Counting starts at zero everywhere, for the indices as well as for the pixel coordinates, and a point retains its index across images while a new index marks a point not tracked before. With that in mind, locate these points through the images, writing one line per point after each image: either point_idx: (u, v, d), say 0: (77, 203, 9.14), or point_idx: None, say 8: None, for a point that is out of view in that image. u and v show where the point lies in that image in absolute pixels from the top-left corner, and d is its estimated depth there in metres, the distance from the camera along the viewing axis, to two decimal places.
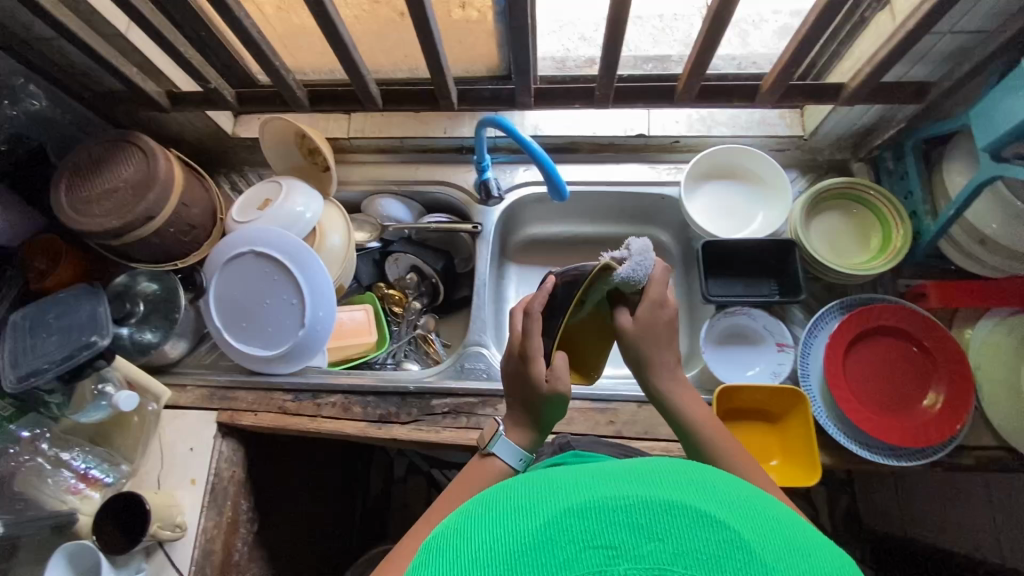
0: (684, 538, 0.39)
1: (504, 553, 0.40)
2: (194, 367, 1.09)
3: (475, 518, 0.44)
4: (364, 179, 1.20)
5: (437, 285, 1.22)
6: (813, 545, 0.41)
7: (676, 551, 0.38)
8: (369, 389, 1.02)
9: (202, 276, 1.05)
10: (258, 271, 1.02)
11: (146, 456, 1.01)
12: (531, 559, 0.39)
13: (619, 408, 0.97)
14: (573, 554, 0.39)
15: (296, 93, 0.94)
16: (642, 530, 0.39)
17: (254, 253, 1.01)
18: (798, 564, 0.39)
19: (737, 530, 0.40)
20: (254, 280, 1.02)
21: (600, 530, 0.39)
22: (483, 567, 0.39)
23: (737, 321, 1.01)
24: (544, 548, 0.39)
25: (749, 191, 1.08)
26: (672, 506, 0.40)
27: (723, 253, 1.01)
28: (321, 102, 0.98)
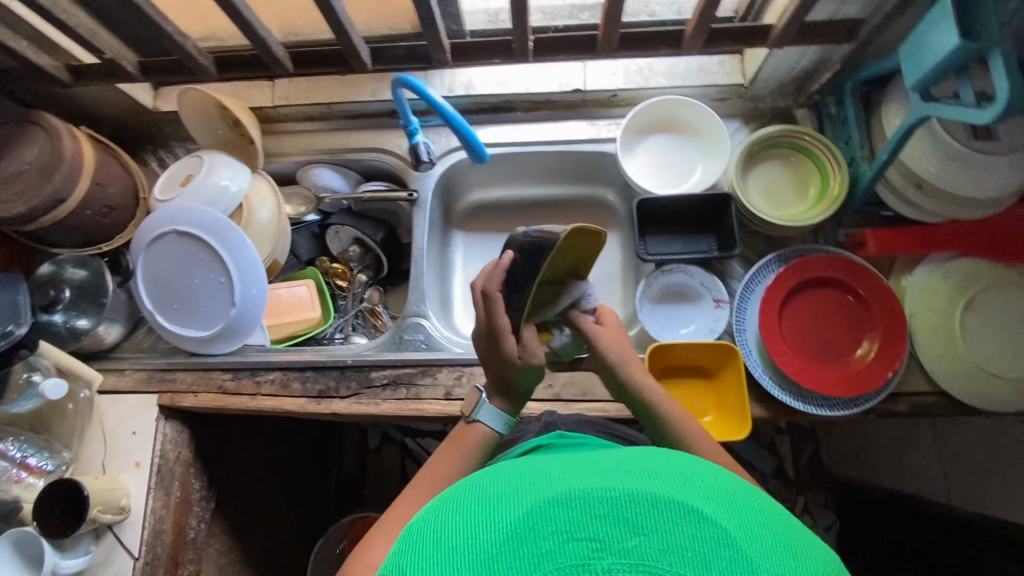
0: (672, 533, 0.38)
1: (485, 542, 0.40)
2: (132, 352, 1.07)
3: (463, 505, 0.44)
4: (295, 149, 1.16)
5: (380, 258, 1.20)
6: (804, 544, 0.40)
7: (662, 547, 0.37)
8: (307, 364, 1.01)
9: (130, 259, 1.03)
10: (185, 250, 0.99)
11: (88, 441, 1.01)
12: (512, 549, 0.39)
13: (557, 372, 0.97)
14: (555, 545, 0.38)
15: (201, 62, 0.90)
16: (631, 524, 0.39)
17: (179, 231, 0.99)
18: (785, 563, 0.38)
19: (725, 527, 0.39)
20: (181, 259, 1.00)
21: (583, 522, 0.39)
22: (464, 555, 0.39)
23: (675, 279, 0.99)
24: (526, 538, 0.39)
25: (690, 144, 1.05)
26: (659, 500, 0.40)
27: (659, 210, 0.98)
28: (230, 70, 0.94)
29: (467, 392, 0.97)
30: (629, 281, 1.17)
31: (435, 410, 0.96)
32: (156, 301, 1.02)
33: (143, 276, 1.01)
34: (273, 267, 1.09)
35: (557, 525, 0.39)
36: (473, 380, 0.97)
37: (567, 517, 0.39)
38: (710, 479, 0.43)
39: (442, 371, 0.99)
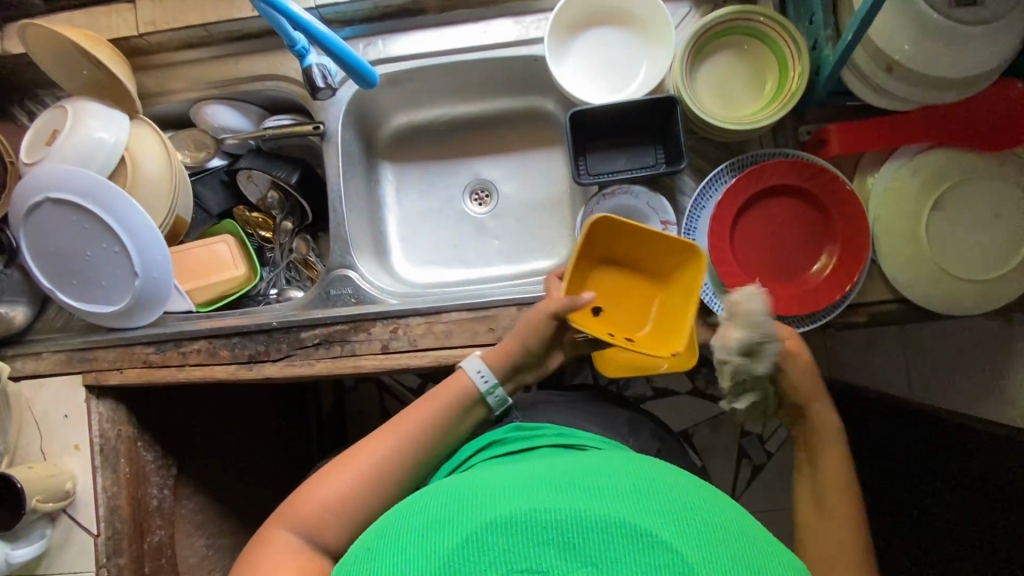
0: (611, 556, 0.43)
1: (435, 559, 0.44)
2: (47, 332, 1.00)
3: (415, 522, 0.49)
4: (184, 85, 1.02)
5: (301, 202, 1.09)
6: (739, 550, 0.45)
7: (604, 570, 0.42)
8: (232, 330, 0.94)
9: (12, 233, 0.92)
10: (70, 219, 0.88)
11: (23, 429, 0.97)
12: (460, 567, 0.43)
13: (498, 314, 0.90)
14: (500, 569, 0.43)
15: None
16: (576, 550, 0.43)
17: (55, 198, 0.87)
18: (720, 568, 0.43)
19: (667, 545, 0.44)
20: (67, 229, 0.89)
21: (523, 545, 0.44)
22: (415, 570, 0.44)
23: (619, 202, 0.89)
24: (474, 556, 0.44)
25: (629, 40, 0.90)
26: (597, 521, 0.44)
27: (595, 123, 0.86)
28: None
29: (404, 344, 0.91)
30: (578, 203, 1.07)
31: (373, 366, 0.91)
32: (51, 277, 0.92)
33: (31, 250, 0.90)
34: (178, 225, 0.98)
35: (499, 548, 0.43)
36: (409, 331, 0.91)
37: (508, 542, 0.44)
38: (647, 491, 0.48)
39: (376, 324, 0.92)
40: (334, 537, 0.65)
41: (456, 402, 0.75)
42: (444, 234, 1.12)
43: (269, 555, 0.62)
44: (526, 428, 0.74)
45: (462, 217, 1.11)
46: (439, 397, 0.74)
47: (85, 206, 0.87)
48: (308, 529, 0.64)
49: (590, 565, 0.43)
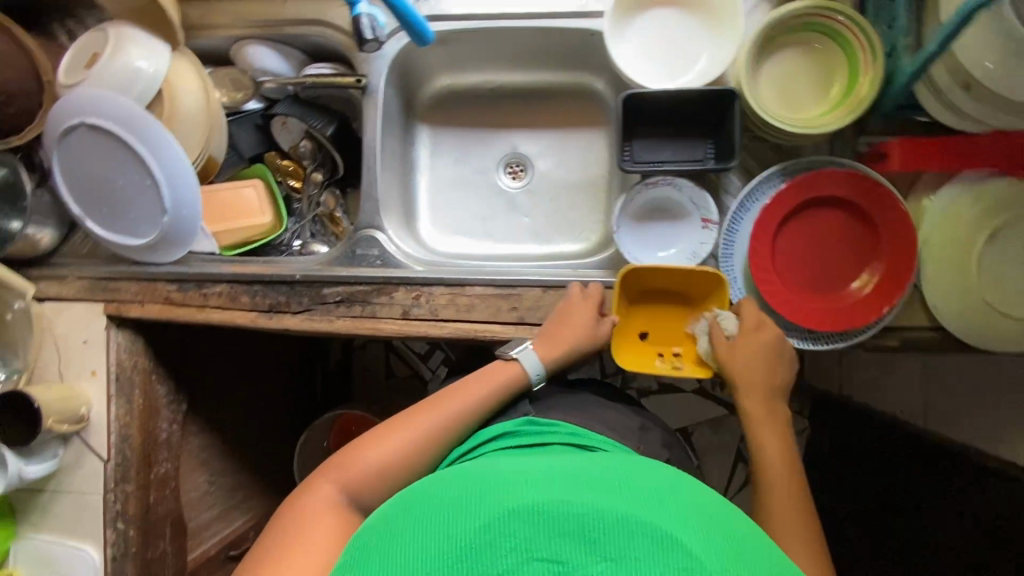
0: (631, 556, 0.42)
1: (452, 544, 0.45)
2: (72, 258, 1.00)
3: (434, 504, 0.49)
4: (230, 20, 0.99)
5: (334, 155, 1.07)
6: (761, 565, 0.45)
7: (623, 568, 0.42)
8: (256, 278, 0.94)
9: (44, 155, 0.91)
10: (105, 147, 0.87)
11: (42, 349, 0.99)
12: (477, 555, 0.44)
13: (523, 293, 0.89)
14: (516, 559, 0.43)
15: None
16: (595, 546, 0.43)
17: (91, 125, 0.86)
18: None
19: (689, 551, 0.43)
20: (102, 157, 0.87)
21: (542, 535, 0.44)
22: (432, 554, 0.45)
23: (662, 193, 0.86)
24: (492, 543, 0.44)
25: (693, 25, 0.86)
26: (617, 517, 0.44)
27: (650, 110, 0.82)
28: None
29: (425, 313, 0.90)
30: (615, 189, 1.04)
31: (391, 330, 0.91)
32: (84, 204, 0.91)
33: (64, 174, 0.89)
34: (210, 164, 0.97)
35: (520, 537, 0.44)
36: (432, 300, 0.90)
37: (529, 532, 0.44)
38: (667, 494, 0.49)
39: (399, 289, 0.91)
40: (366, 495, 0.69)
41: (495, 391, 0.80)
42: (475, 205, 1.09)
43: (311, 496, 0.65)
44: (540, 423, 0.74)
45: (495, 190, 1.09)
46: (482, 386, 0.79)
47: (122, 136, 0.85)
48: (354, 479, 0.68)
49: (609, 558, 0.43)
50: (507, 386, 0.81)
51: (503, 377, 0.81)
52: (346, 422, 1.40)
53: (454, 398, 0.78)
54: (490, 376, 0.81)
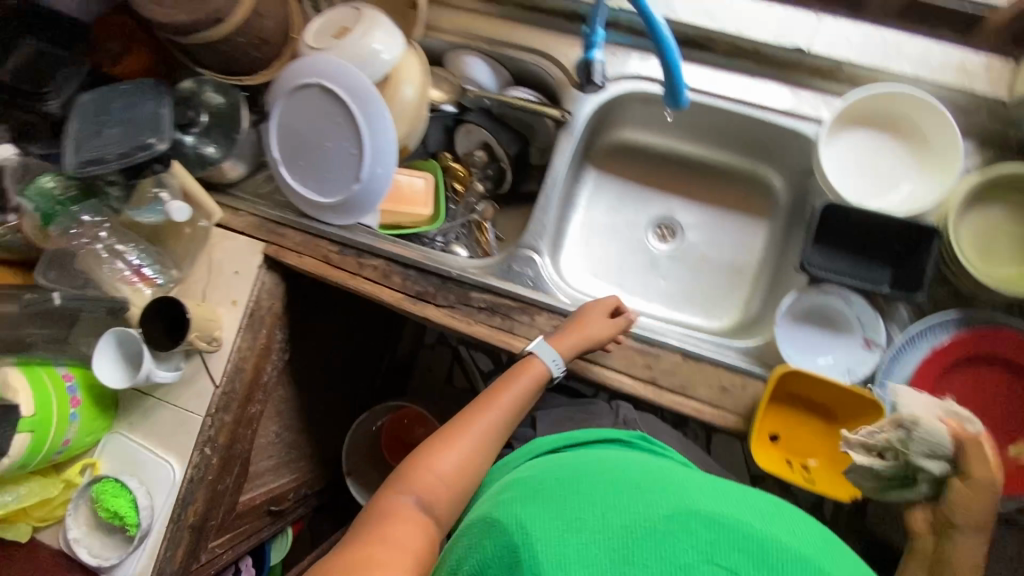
0: None
1: (628, 528, 0.49)
2: (249, 194, 1.06)
3: (602, 488, 0.54)
4: (452, 28, 1.05)
5: (505, 171, 1.13)
6: None
7: None
8: (413, 263, 0.99)
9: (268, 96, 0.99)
10: (329, 110, 0.94)
11: (195, 267, 1.03)
12: (653, 543, 0.48)
13: (662, 356, 0.89)
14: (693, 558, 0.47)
15: None
16: (768, 567, 0.46)
17: (324, 85, 0.92)
18: None
19: None
20: (323, 117, 0.94)
21: (706, 537, 0.48)
22: (606, 531, 0.49)
23: (829, 302, 0.88)
24: (668, 537, 0.48)
25: (903, 155, 0.87)
26: (774, 543, 0.49)
27: (846, 219, 0.84)
28: None
29: None
30: (762, 282, 1.05)
31: (524, 350, 0.92)
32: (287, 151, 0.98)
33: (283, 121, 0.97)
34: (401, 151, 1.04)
35: (687, 532, 0.49)
36: None
37: (695, 531, 0.49)
38: (824, 545, 0.52)
39: (543, 315, 0.94)
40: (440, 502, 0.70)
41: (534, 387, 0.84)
42: (617, 255, 1.12)
43: (393, 514, 0.67)
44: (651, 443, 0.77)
45: (641, 246, 1.12)
46: (521, 384, 0.83)
47: (347, 106, 0.92)
48: (415, 491, 0.69)
49: None
50: (536, 383, 0.84)
51: (535, 375, 0.84)
52: (399, 415, 1.45)
53: (493, 406, 0.80)
54: (513, 376, 0.84)
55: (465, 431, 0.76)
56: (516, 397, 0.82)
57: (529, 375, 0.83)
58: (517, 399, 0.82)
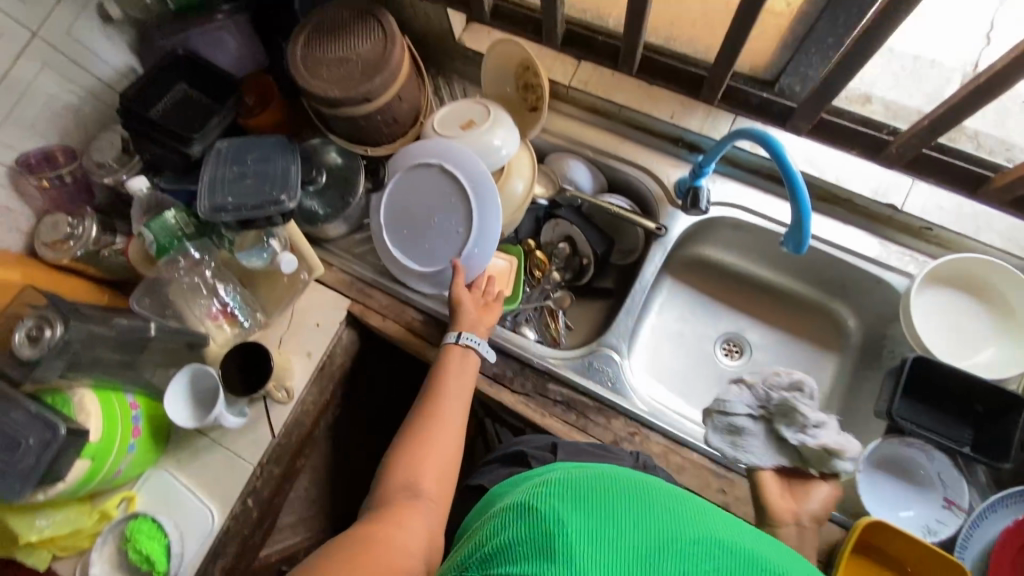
0: None
1: (650, 559, 0.43)
2: (343, 251, 1.10)
3: (641, 496, 0.49)
4: (559, 132, 1.12)
5: (586, 267, 1.16)
6: None
7: None
8: (494, 344, 1.01)
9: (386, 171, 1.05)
10: (445, 192, 0.99)
11: (279, 314, 1.04)
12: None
13: (737, 481, 0.88)
14: None
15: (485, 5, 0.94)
16: None
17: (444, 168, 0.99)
18: None
19: None
20: (437, 196, 1.00)
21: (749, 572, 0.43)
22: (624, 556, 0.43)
23: (907, 454, 0.87)
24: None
25: (987, 320, 0.91)
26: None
27: (931, 376, 0.86)
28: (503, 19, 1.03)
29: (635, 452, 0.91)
30: (829, 415, 1.05)
31: None
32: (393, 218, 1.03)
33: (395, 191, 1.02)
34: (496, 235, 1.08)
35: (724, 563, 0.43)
36: (646, 443, 0.92)
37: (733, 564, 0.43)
38: None
39: (619, 418, 0.94)
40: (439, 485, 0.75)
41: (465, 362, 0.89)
42: (683, 364, 1.13)
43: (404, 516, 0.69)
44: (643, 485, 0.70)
45: (707, 361, 1.12)
46: (450, 363, 0.88)
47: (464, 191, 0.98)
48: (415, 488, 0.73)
49: None
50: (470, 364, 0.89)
51: (458, 359, 0.89)
52: None
53: (443, 395, 0.84)
54: (451, 365, 0.88)
55: (433, 428, 0.80)
56: (461, 384, 0.86)
57: (456, 362, 0.88)
58: (464, 385, 0.87)
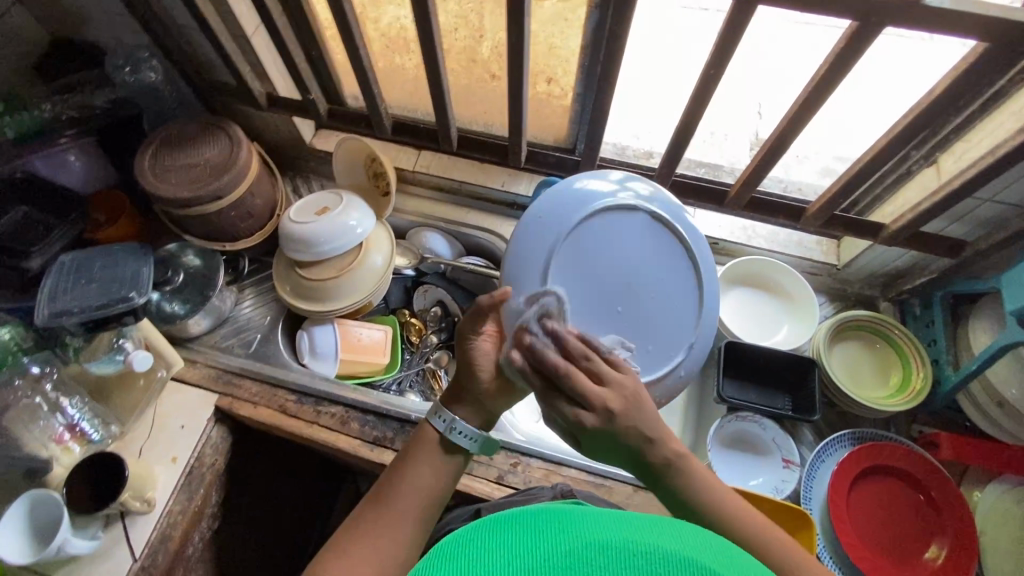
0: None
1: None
2: (208, 347, 1.10)
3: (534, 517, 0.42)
4: (416, 211, 1.27)
5: (458, 324, 1.23)
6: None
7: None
8: (372, 408, 1.03)
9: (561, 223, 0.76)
10: (682, 300, 0.77)
11: (138, 422, 0.99)
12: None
13: (614, 487, 0.95)
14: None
15: (320, 110, 1.07)
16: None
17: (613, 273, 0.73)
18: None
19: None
20: (666, 298, 0.76)
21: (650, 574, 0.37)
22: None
23: (747, 428, 1.01)
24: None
25: (779, 305, 1.11)
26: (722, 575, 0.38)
27: (743, 358, 1.03)
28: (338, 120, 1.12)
29: (519, 482, 0.95)
30: (690, 417, 1.15)
31: (484, 490, 0.94)
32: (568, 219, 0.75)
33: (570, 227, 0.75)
34: (364, 306, 1.15)
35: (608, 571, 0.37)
36: (528, 471, 0.96)
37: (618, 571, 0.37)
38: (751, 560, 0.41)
39: (500, 452, 0.98)
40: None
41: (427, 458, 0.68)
42: None
43: None
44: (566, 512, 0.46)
45: None
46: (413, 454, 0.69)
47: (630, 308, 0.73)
48: None
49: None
50: (453, 464, 0.69)
51: (433, 449, 0.69)
52: None
53: (406, 484, 0.66)
54: (417, 451, 0.69)
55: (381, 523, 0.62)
56: (425, 480, 0.67)
57: (427, 449, 0.69)
58: (426, 486, 0.66)
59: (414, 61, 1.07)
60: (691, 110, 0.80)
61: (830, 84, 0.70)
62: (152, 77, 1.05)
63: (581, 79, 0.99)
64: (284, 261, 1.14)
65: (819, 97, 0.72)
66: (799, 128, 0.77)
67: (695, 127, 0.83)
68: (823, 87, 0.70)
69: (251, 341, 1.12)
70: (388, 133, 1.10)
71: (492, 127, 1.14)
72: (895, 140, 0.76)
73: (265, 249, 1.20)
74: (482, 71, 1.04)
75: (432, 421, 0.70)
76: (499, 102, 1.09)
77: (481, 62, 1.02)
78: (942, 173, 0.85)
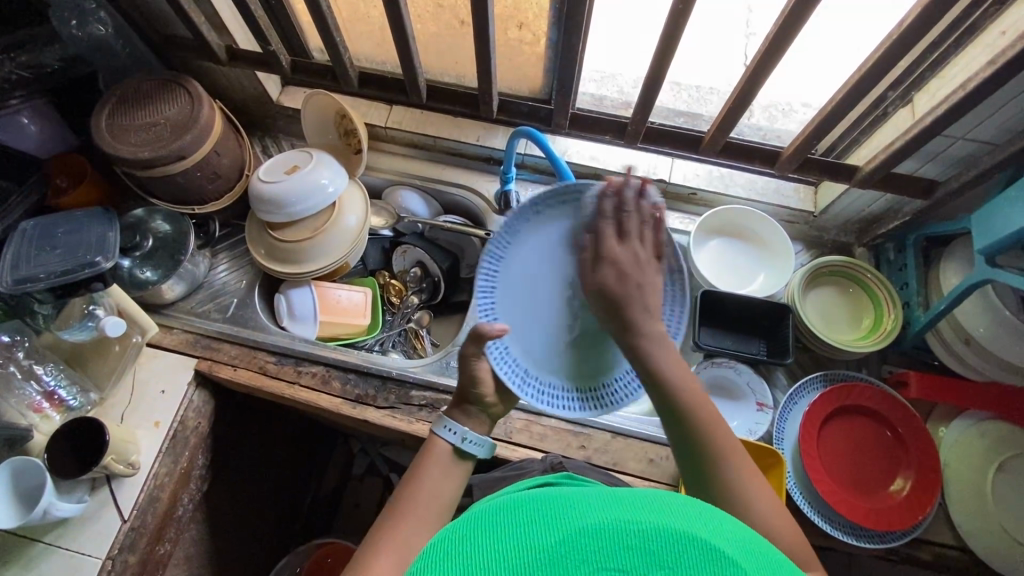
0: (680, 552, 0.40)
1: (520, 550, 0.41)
2: (183, 313, 1.08)
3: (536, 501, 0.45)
4: (390, 169, 1.25)
5: (438, 285, 1.22)
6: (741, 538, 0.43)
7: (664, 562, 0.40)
8: (353, 367, 1.03)
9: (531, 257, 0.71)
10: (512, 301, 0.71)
11: (117, 388, 0.99)
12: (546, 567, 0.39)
13: (592, 434, 0.97)
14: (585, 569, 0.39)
15: (281, 63, 1.03)
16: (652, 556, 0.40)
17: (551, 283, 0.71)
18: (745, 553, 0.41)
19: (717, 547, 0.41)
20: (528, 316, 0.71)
21: (634, 552, 0.40)
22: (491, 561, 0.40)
23: (722, 373, 1.03)
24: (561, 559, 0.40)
25: (754, 253, 1.11)
26: (734, 566, 0.40)
27: (719, 305, 1.04)
28: (302, 75, 1.08)
29: (500, 433, 0.97)
30: None
31: None
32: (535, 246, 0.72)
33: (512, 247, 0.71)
34: (341, 267, 1.14)
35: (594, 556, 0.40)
36: (509, 422, 0.98)
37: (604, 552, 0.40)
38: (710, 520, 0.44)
39: None
40: None
41: (437, 472, 0.68)
42: None
43: None
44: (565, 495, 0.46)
45: None
46: (420, 471, 0.68)
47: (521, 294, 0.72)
48: None
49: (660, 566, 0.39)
50: (461, 471, 0.69)
51: (441, 461, 0.69)
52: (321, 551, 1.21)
53: (414, 493, 0.65)
54: (425, 463, 0.69)
55: (391, 537, 0.61)
56: (437, 488, 0.67)
57: (435, 462, 0.68)
58: (438, 493, 0.66)
59: (378, 8, 1.02)
60: (662, 51, 0.77)
61: (798, 20, 0.68)
62: (102, 30, 0.99)
63: (552, 23, 0.95)
64: (256, 223, 1.11)
65: (791, 33, 0.70)
66: (771, 66, 0.76)
67: (666, 71, 0.81)
68: (794, 19, 0.68)
69: (227, 304, 1.11)
70: (354, 87, 1.07)
71: (464, 79, 1.11)
72: (867, 77, 0.74)
73: (235, 212, 1.17)
74: (451, 18, 1.00)
75: (441, 434, 0.69)
76: (469, 50, 1.05)
77: (449, 7, 0.97)
78: (916, 112, 0.85)
